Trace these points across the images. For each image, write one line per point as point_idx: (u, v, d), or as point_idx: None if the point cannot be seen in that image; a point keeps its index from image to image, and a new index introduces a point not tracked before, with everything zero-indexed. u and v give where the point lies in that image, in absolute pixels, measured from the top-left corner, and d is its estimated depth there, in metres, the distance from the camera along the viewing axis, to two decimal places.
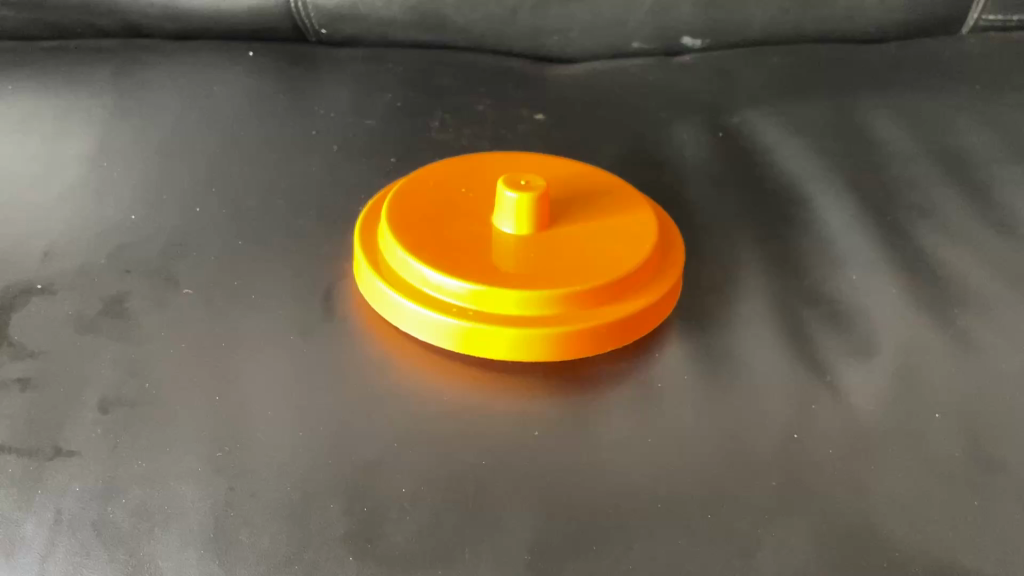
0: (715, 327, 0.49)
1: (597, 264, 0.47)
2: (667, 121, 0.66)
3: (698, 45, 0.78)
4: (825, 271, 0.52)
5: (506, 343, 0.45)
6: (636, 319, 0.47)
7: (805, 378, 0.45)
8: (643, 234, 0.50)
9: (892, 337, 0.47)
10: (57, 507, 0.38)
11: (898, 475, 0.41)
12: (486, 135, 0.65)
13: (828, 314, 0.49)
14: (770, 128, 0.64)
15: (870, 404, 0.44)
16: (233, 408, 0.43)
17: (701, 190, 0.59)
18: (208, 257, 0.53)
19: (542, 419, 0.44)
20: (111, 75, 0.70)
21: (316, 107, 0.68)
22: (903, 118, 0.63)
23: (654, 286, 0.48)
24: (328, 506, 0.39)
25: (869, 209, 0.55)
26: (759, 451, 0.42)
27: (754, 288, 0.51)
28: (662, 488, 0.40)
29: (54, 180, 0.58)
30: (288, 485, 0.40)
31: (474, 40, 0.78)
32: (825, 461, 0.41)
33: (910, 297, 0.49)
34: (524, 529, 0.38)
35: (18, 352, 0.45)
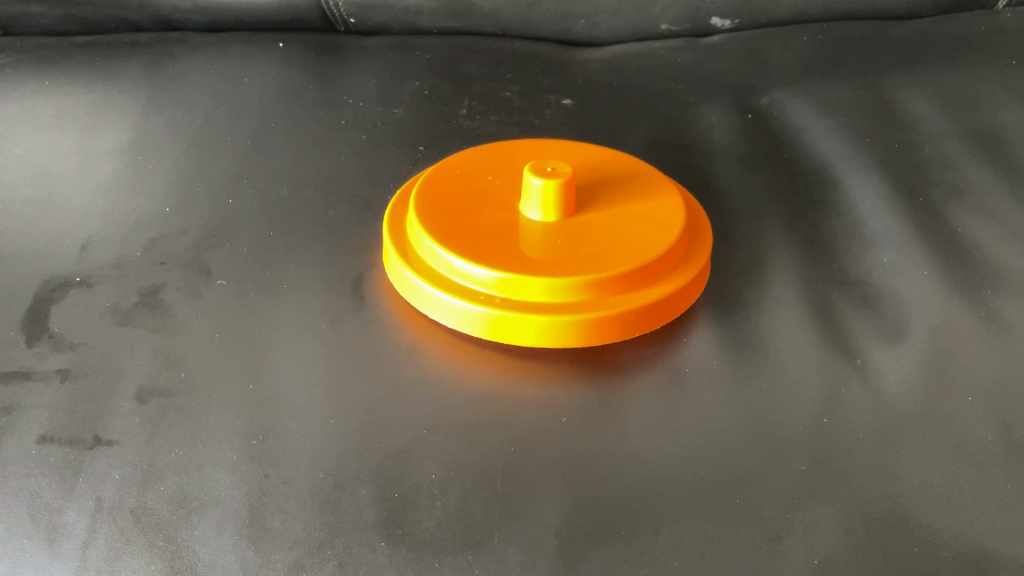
0: (744, 312, 0.49)
1: (625, 251, 0.47)
2: (695, 104, 0.66)
3: (726, 26, 0.77)
4: (856, 254, 0.51)
5: (534, 330, 0.45)
6: (664, 304, 0.47)
7: (837, 362, 0.45)
8: (670, 219, 0.50)
9: (924, 319, 0.47)
10: (98, 494, 0.39)
11: (930, 459, 0.41)
12: (513, 121, 0.65)
13: (859, 296, 0.49)
14: (800, 110, 0.63)
15: (901, 388, 0.44)
16: (266, 397, 0.44)
17: (730, 174, 0.59)
18: (242, 247, 0.53)
19: (570, 405, 0.44)
20: (144, 69, 0.71)
21: (345, 97, 0.68)
22: (936, 96, 0.62)
23: (681, 272, 0.48)
24: (359, 492, 0.39)
25: (901, 190, 0.55)
26: (789, 436, 0.42)
27: (785, 271, 0.51)
28: (690, 474, 0.40)
29: (91, 174, 0.59)
30: (321, 472, 0.40)
31: (500, 25, 0.78)
32: (855, 445, 0.41)
33: (942, 279, 0.49)
34: (551, 516, 0.39)
35: (57, 344, 0.46)
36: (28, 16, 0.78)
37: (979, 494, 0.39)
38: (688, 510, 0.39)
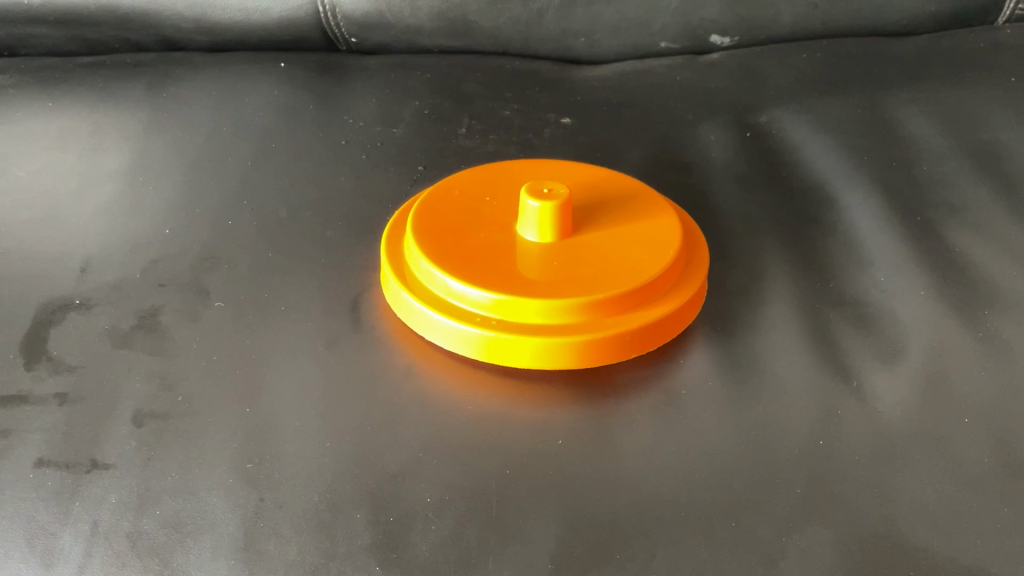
0: (740, 332, 0.49)
1: (621, 272, 0.47)
2: (693, 123, 0.66)
3: (726, 44, 0.76)
4: (853, 273, 0.51)
5: (530, 351, 0.45)
6: (660, 325, 0.47)
7: (833, 383, 0.45)
8: (667, 239, 0.50)
9: (921, 340, 0.47)
10: (94, 519, 0.39)
11: (927, 481, 0.40)
12: (512, 141, 0.65)
13: (855, 316, 0.49)
14: (799, 128, 0.63)
15: (897, 409, 0.44)
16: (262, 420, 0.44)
17: (728, 192, 0.59)
18: (241, 269, 0.54)
19: (565, 427, 0.44)
20: (146, 90, 0.72)
21: (345, 116, 0.69)
22: (935, 114, 0.62)
23: (678, 292, 0.48)
24: (354, 516, 0.39)
25: (899, 209, 0.55)
26: (784, 457, 0.42)
27: (782, 291, 0.51)
28: (684, 497, 0.40)
29: (92, 196, 0.60)
30: (317, 495, 0.40)
31: (501, 44, 0.78)
32: (850, 466, 0.41)
33: (940, 298, 0.49)
34: (546, 539, 0.39)
35: (56, 367, 0.46)
36: (33, 37, 0.79)
37: (976, 517, 0.39)
38: (683, 533, 0.39)
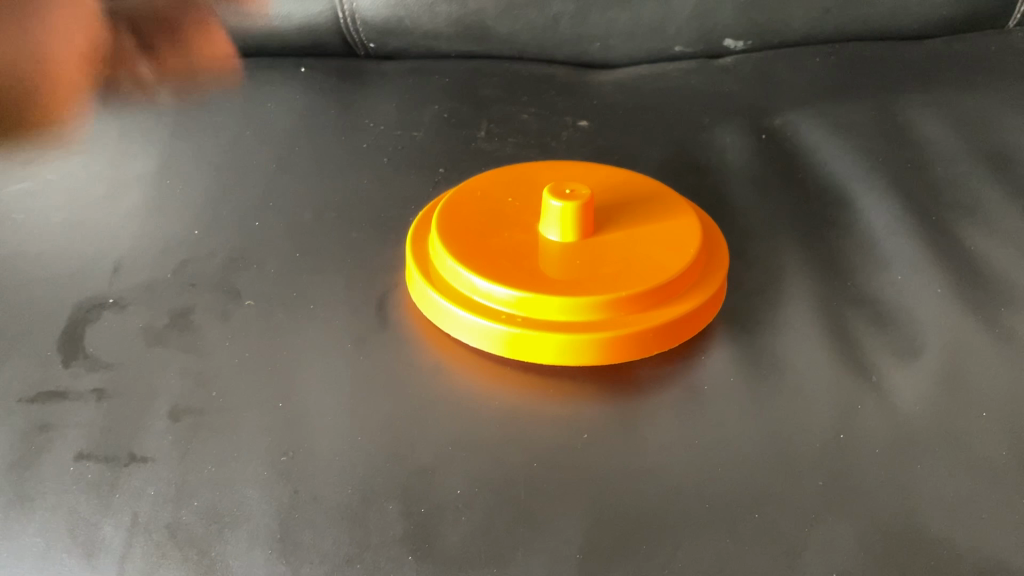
0: (760, 330, 0.50)
1: (642, 271, 0.48)
2: (709, 126, 0.67)
3: (740, 48, 0.77)
4: (869, 273, 0.52)
5: (555, 348, 0.46)
6: (681, 322, 0.48)
7: (853, 379, 0.46)
8: (687, 239, 0.51)
9: (938, 337, 0.48)
10: (134, 510, 0.40)
11: (945, 475, 0.41)
12: (531, 144, 0.67)
13: (872, 314, 0.50)
14: (813, 130, 0.64)
15: (915, 404, 0.45)
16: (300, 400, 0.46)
17: (745, 194, 0.60)
18: (269, 269, 0.55)
19: (590, 421, 0.45)
20: (170, 95, 0.73)
21: (366, 120, 0.70)
22: (947, 116, 0.63)
23: (699, 291, 0.49)
24: (386, 507, 0.40)
25: (913, 210, 0.56)
26: (806, 451, 0.43)
27: (800, 290, 0.52)
28: (707, 490, 0.41)
29: (121, 199, 0.61)
30: (350, 488, 0.41)
31: (517, 49, 0.79)
32: (870, 460, 0.42)
33: (956, 297, 0.49)
34: (574, 530, 0.40)
35: (92, 364, 0.48)
36: None
37: (994, 509, 0.40)
38: (708, 524, 0.40)
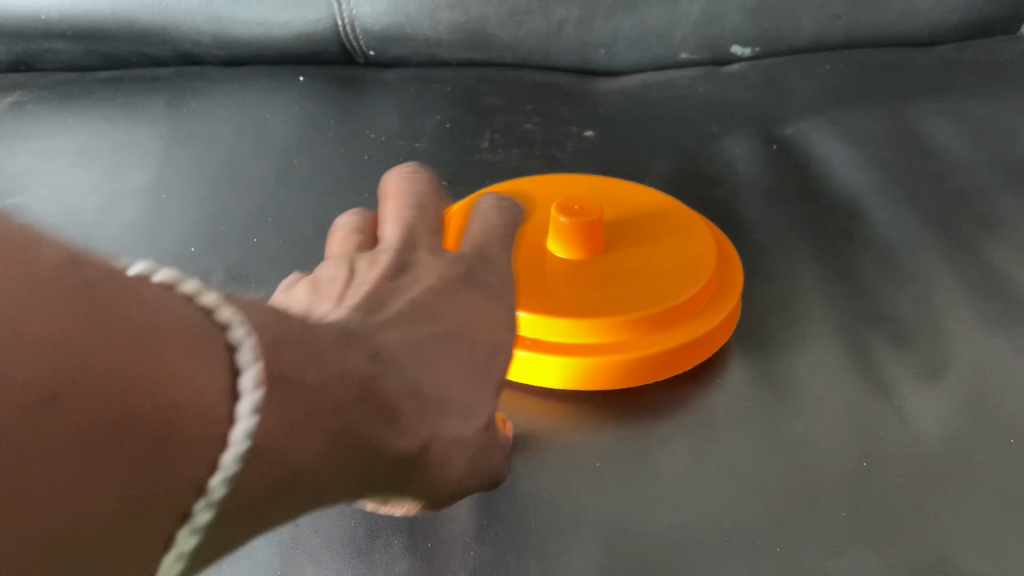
0: (775, 350, 0.48)
1: (651, 291, 0.47)
2: (718, 136, 0.65)
3: (747, 54, 0.75)
4: (888, 289, 0.51)
5: (564, 370, 0.45)
6: (685, 351, 0.46)
7: (874, 402, 0.45)
8: (702, 258, 0.49)
9: (962, 357, 0.46)
10: None
11: (973, 503, 0.40)
12: (536, 154, 0.65)
13: (892, 333, 0.48)
14: (826, 141, 0.63)
15: (938, 428, 0.43)
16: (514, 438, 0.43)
17: (757, 207, 0.58)
18: (267, 287, 0.53)
19: (602, 448, 0.44)
20: (164, 104, 0.72)
21: (366, 131, 0.68)
22: (964, 126, 0.61)
23: (713, 311, 0.48)
24: (392, 541, 0.40)
25: (932, 224, 0.54)
26: (828, 479, 0.41)
27: (816, 308, 0.50)
28: (726, 520, 0.40)
29: (114, 214, 0.59)
30: (353, 518, 0.40)
31: (521, 57, 0.76)
32: (894, 488, 0.41)
33: (979, 314, 0.48)
34: (586, 563, 0.39)
35: None
36: (51, 51, 0.79)
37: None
38: (726, 558, 0.38)
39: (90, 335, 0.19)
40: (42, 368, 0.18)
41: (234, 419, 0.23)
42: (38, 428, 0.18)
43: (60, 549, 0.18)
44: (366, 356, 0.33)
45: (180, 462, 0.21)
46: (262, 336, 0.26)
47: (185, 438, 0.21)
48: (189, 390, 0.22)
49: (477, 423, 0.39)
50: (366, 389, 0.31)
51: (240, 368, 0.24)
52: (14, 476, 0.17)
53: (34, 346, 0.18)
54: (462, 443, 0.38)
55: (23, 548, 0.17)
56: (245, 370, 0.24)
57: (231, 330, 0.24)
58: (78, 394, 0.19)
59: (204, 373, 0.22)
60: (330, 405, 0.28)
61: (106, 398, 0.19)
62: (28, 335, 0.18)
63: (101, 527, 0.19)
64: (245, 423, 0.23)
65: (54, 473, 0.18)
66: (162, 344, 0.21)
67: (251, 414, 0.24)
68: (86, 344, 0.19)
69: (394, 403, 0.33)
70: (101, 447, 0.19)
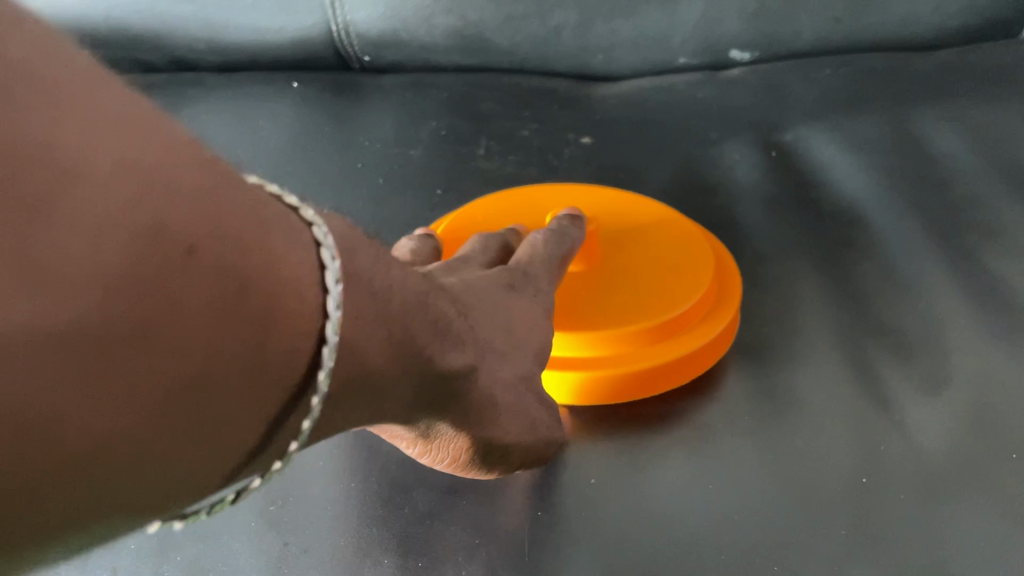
0: (774, 363, 0.48)
1: (652, 302, 0.47)
2: (717, 142, 0.65)
3: (747, 59, 0.73)
4: (889, 299, 0.50)
5: (566, 386, 0.46)
6: (681, 363, 0.46)
7: (874, 416, 0.44)
8: (698, 270, 0.49)
9: (964, 369, 0.45)
10: (115, 566, 0.41)
11: (976, 520, 0.39)
12: (532, 162, 0.65)
13: (893, 345, 0.47)
14: (826, 147, 0.62)
15: (939, 443, 0.42)
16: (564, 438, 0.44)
17: (756, 215, 0.58)
18: None
19: (598, 464, 0.44)
20: (158, 112, 0.73)
21: (361, 138, 0.68)
22: (967, 133, 0.60)
23: (711, 320, 0.48)
24: (383, 561, 0.40)
25: (934, 233, 0.53)
26: (826, 493, 0.41)
27: (815, 319, 0.50)
28: (722, 538, 0.39)
29: None
30: (343, 539, 0.41)
31: (518, 62, 0.75)
32: (894, 505, 0.40)
33: (981, 325, 0.47)
34: None
35: None
36: None
37: None
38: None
39: (218, 195, 0.22)
40: (187, 209, 0.21)
41: (326, 295, 0.26)
42: (178, 266, 0.21)
43: (184, 381, 0.21)
44: (421, 279, 0.35)
45: (285, 317, 0.24)
46: (341, 236, 0.29)
47: (290, 299, 0.25)
48: (288, 259, 0.25)
49: (524, 364, 0.41)
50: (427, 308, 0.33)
51: (326, 256, 0.27)
52: (158, 304, 0.20)
53: (179, 188, 0.21)
54: (506, 385, 0.39)
55: (152, 373, 0.20)
56: (329, 256, 0.27)
57: (315, 225, 0.28)
58: (211, 245, 0.22)
59: (301, 247, 0.26)
60: (393, 314, 0.31)
61: (230, 248, 0.22)
62: (175, 178, 0.21)
63: (218, 366, 0.22)
64: (335, 308, 0.26)
65: (191, 307, 0.21)
66: (268, 217, 0.25)
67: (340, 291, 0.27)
68: (215, 199, 0.22)
69: (444, 324, 0.35)
70: (226, 292, 0.22)
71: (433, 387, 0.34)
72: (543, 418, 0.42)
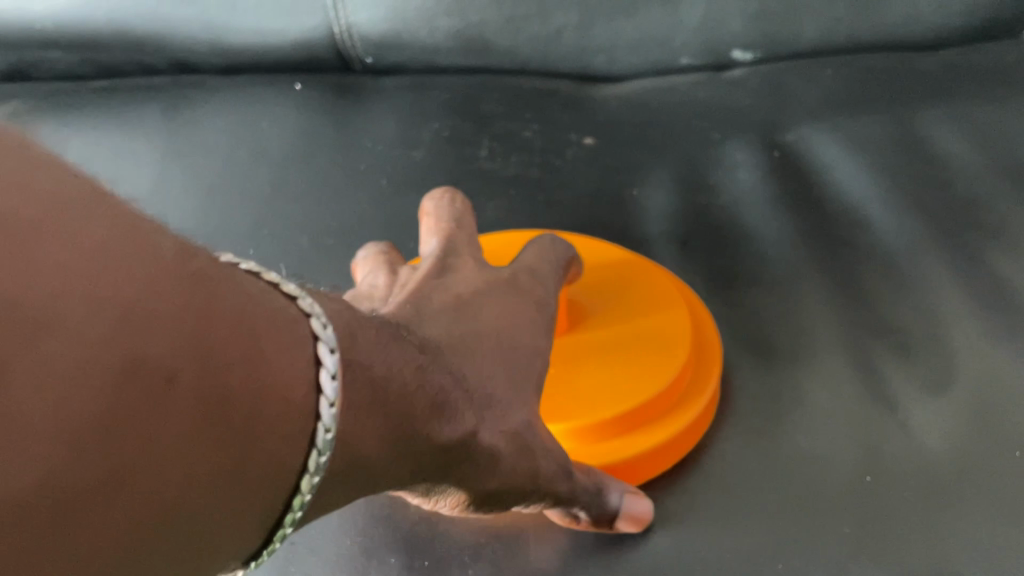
0: (776, 363, 0.48)
1: (628, 388, 0.47)
2: (719, 142, 0.65)
3: (748, 59, 0.73)
4: (892, 298, 0.50)
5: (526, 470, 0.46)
6: (645, 453, 0.45)
7: (878, 415, 0.45)
8: (676, 351, 0.48)
9: (967, 368, 0.46)
10: None
11: (980, 518, 0.40)
12: (535, 162, 0.65)
13: (896, 345, 0.48)
14: (829, 148, 0.62)
15: (943, 441, 0.43)
16: (619, 496, 0.41)
17: (758, 215, 0.58)
18: None
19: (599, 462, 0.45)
20: (160, 115, 0.73)
21: (364, 140, 0.68)
22: (970, 133, 0.61)
23: (684, 405, 0.47)
24: (388, 560, 0.42)
25: (937, 233, 0.53)
26: (829, 491, 0.42)
27: (818, 320, 0.50)
28: (727, 536, 0.41)
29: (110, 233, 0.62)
30: (349, 538, 0.43)
31: (520, 62, 0.75)
32: (897, 501, 0.41)
33: (984, 323, 0.47)
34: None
35: None
36: (47, 61, 0.79)
37: None
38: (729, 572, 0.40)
39: (205, 314, 0.22)
40: (165, 344, 0.20)
41: (320, 395, 0.26)
42: (155, 398, 0.20)
43: (169, 514, 0.20)
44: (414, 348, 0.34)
45: (278, 431, 0.24)
46: (337, 326, 0.29)
47: (284, 411, 0.24)
48: (277, 366, 0.24)
49: (522, 415, 0.40)
50: (422, 383, 0.33)
51: (322, 350, 0.27)
52: (138, 442, 0.20)
53: (155, 321, 0.20)
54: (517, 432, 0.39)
55: (127, 515, 0.19)
56: (326, 353, 0.27)
57: (312, 317, 0.27)
58: (194, 369, 0.21)
59: (298, 349, 0.26)
60: (390, 396, 0.30)
61: (217, 371, 0.22)
62: (156, 308, 0.21)
63: (209, 490, 0.21)
64: (328, 406, 0.26)
65: (171, 438, 0.20)
66: (255, 322, 0.24)
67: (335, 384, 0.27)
68: (197, 324, 0.22)
69: (442, 394, 0.34)
70: (211, 413, 0.21)
71: (430, 460, 0.33)
72: (548, 467, 0.40)
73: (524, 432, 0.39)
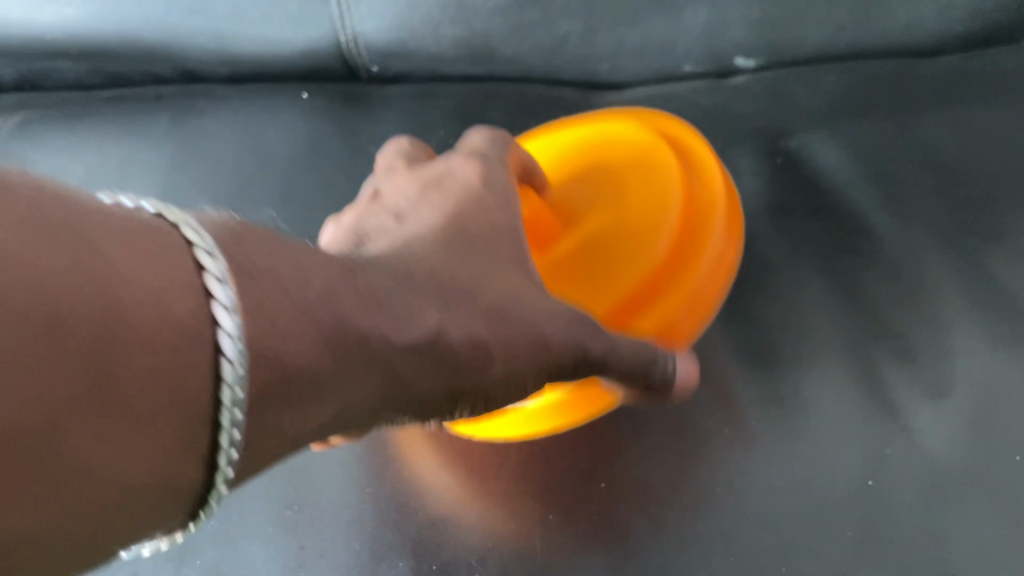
0: (779, 370, 0.50)
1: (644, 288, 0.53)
2: (721, 153, 0.67)
3: (752, 65, 0.73)
4: (893, 304, 0.51)
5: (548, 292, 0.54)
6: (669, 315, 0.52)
7: (878, 422, 0.46)
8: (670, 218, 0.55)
9: (967, 375, 0.47)
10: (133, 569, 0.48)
11: (980, 521, 0.42)
12: None
13: (897, 352, 0.49)
14: (831, 156, 0.63)
15: (947, 444, 0.45)
16: (672, 359, 0.48)
17: (761, 221, 0.58)
18: None
19: (606, 467, 0.48)
20: (169, 125, 0.74)
21: (372, 149, 0.69)
22: (974, 139, 0.60)
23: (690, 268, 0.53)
24: (396, 564, 0.45)
25: None
26: (834, 497, 0.44)
27: (821, 326, 0.51)
28: (738, 538, 0.44)
29: None
30: (358, 543, 0.46)
31: (524, 70, 0.76)
32: (900, 506, 0.43)
33: (989, 330, 0.48)
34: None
35: None
36: (57, 70, 0.81)
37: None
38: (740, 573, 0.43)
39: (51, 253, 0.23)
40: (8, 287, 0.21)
41: (218, 329, 0.27)
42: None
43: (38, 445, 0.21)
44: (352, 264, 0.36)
45: (154, 353, 0.24)
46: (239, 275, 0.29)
47: (159, 328, 0.25)
48: (141, 299, 0.25)
49: (482, 327, 0.40)
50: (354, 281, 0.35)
51: (211, 281, 0.27)
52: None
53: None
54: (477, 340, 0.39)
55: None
56: (216, 284, 0.27)
57: (197, 247, 0.28)
58: (22, 310, 0.21)
59: (176, 275, 0.26)
60: (316, 307, 0.32)
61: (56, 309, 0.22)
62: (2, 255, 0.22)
63: (70, 421, 0.22)
64: (230, 339, 0.27)
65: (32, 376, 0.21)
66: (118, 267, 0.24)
67: (230, 309, 0.27)
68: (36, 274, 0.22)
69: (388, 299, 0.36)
70: (51, 339, 0.22)
71: (399, 364, 0.36)
72: (556, 333, 0.43)
73: (505, 306, 0.41)
